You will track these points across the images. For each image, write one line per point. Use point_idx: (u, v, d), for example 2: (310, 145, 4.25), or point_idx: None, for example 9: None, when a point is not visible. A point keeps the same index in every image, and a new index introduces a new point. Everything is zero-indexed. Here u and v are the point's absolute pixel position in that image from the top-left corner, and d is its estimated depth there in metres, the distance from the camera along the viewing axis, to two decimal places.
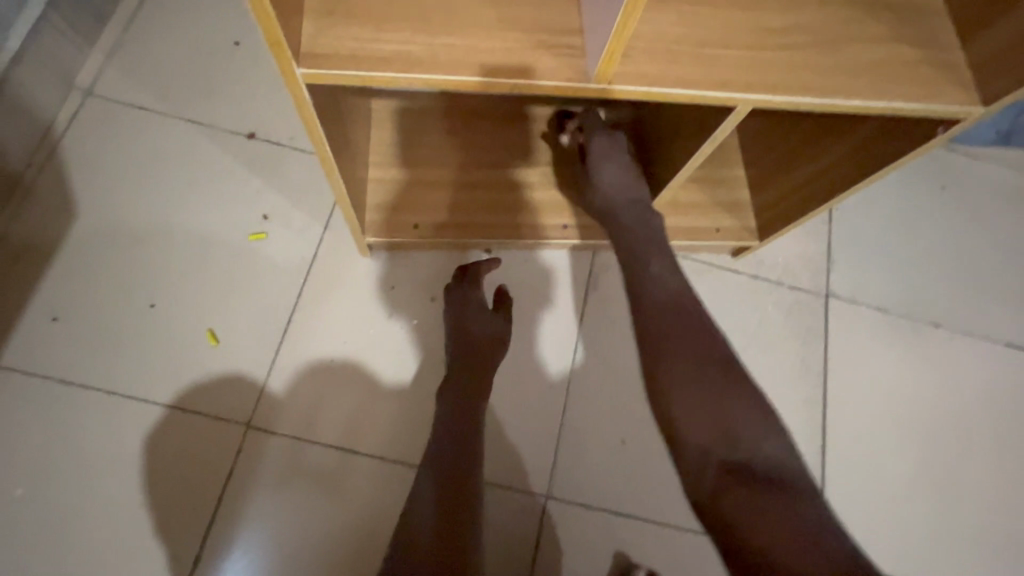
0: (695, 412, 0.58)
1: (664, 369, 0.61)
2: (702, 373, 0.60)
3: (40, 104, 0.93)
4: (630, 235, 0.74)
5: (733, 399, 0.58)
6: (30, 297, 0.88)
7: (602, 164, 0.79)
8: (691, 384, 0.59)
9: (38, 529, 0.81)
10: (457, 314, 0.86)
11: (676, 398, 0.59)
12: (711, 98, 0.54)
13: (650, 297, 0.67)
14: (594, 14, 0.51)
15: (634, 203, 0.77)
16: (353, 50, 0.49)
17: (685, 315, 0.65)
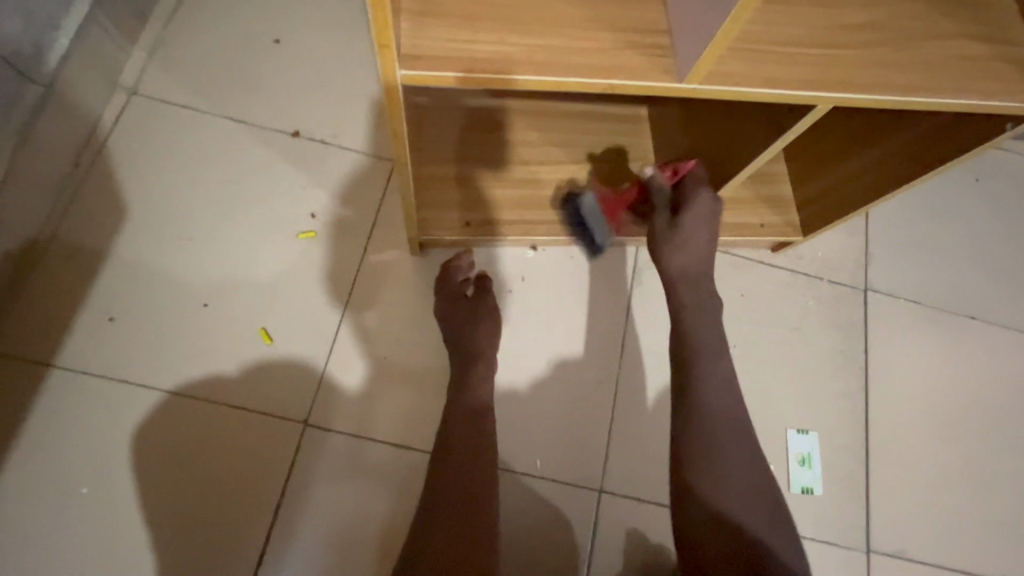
0: (716, 487, 0.67)
1: (705, 440, 0.70)
2: (736, 459, 0.69)
3: (88, 103, 0.93)
4: (692, 309, 0.78)
5: (747, 491, 0.68)
6: (85, 296, 0.88)
7: (692, 222, 0.80)
8: (723, 466, 0.68)
9: (102, 527, 0.82)
10: (450, 312, 0.86)
11: (707, 470, 0.68)
12: (796, 96, 0.54)
13: (703, 366, 0.75)
14: (683, 14, 0.52)
15: (701, 285, 0.80)
16: (449, 52, 0.49)
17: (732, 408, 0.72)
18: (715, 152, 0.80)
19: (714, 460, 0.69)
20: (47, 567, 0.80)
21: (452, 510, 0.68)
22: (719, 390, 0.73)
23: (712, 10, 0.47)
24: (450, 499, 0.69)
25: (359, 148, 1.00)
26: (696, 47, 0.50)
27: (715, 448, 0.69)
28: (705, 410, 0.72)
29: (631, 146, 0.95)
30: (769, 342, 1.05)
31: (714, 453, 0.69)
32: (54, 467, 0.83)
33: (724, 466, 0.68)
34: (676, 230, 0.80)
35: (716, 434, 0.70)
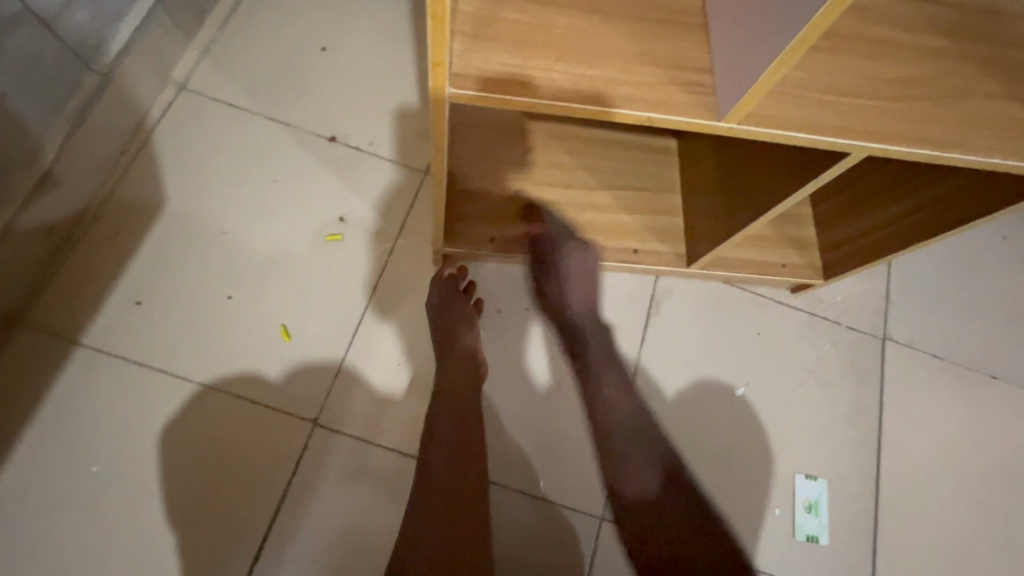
0: (621, 456, 0.70)
1: (612, 444, 0.71)
2: (631, 434, 0.71)
3: (140, 94, 0.97)
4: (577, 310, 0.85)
5: (654, 471, 0.68)
6: (117, 278, 0.91)
7: (573, 278, 0.86)
8: (629, 465, 0.69)
9: (108, 506, 0.83)
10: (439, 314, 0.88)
11: (617, 449, 0.70)
12: (831, 142, 0.56)
13: (598, 382, 0.78)
14: (725, 55, 0.53)
15: (595, 325, 0.84)
16: (498, 74, 0.52)
17: (620, 388, 0.77)
18: (737, 189, 0.81)
19: (616, 451, 0.70)
20: (50, 542, 0.80)
21: (445, 507, 0.67)
22: (612, 396, 0.76)
23: (757, 54, 0.49)
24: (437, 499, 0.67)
25: (392, 156, 1.03)
26: (739, 87, 0.51)
27: (614, 434, 0.72)
28: (596, 410, 0.75)
29: (657, 177, 0.98)
30: (783, 383, 1.05)
31: (616, 437, 0.71)
32: (68, 442, 0.84)
33: (630, 449, 0.70)
34: (554, 274, 0.86)
35: (615, 415, 0.74)
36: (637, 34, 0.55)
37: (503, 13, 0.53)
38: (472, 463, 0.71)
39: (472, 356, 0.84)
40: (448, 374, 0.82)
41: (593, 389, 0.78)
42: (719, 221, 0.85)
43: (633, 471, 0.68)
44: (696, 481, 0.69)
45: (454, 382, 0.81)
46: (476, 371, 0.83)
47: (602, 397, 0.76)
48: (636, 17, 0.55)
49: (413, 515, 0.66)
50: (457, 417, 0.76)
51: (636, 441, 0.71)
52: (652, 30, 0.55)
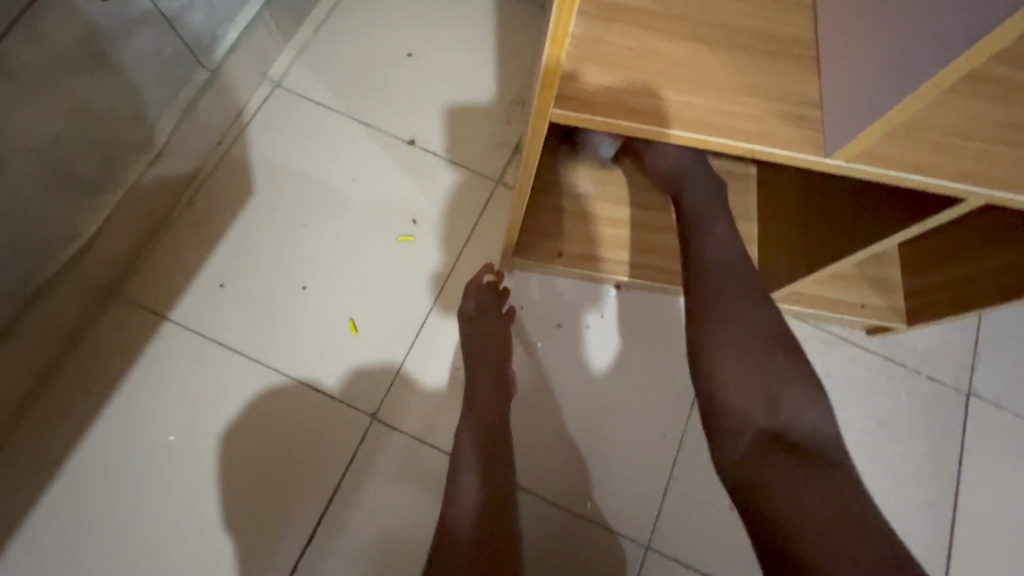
0: (727, 342, 0.65)
1: (719, 316, 0.66)
2: (747, 347, 0.64)
3: (239, 90, 1.03)
4: (694, 193, 0.78)
5: (764, 356, 0.64)
6: (205, 260, 0.97)
7: (664, 149, 0.80)
8: (732, 349, 0.64)
9: (179, 474, 0.88)
10: (478, 321, 0.89)
11: (721, 332, 0.65)
12: (950, 185, 0.53)
13: (706, 228, 0.74)
14: (837, 91, 0.51)
15: (687, 178, 0.79)
16: (600, 97, 0.52)
17: (734, 287, 0.68)
18: (822, 226, 0.78)
19: (729, 379, 0.63)
20: (126, 502, 0.86)
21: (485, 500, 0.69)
22: (719, 251, 0.72)
23: (879, 93, 0.46)
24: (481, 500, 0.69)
25: (466, 163, 1.05)
26: (853, 125, 0.49)
27: (716, 350, 0.65)
28: (715, 306, 0.67)
29: (735, 203, 0.95)
30: (852, 430, 0.99)
31: (719, 362, 0.64)
32: (148, 410, 0.90)
33: (746, 377, 0.62)
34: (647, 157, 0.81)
35: (727, 326, 0.65)
36: (744, 64, 0.53)
37: (610, 35, 0.53)
38: (502, 482, 0.73)
39: (501, 378, 0.86)
40: (475, 392, 0.83)
41: (711, 252, 0.71)
42: (799, 256, 0.82)
43: (741, 360, 0.63)
44: (811, 412, 0.61)
45: (484, 404, 0.81)
46: (504, 393, 0.84)
47: (723, 300, 0.67)
48: (745, 46, 0.54)
49: (445, 516, 0.68)
50: (488, 437, 0.78)
51: (754, 371, 0.63)
52: (761, 60, 0.54)
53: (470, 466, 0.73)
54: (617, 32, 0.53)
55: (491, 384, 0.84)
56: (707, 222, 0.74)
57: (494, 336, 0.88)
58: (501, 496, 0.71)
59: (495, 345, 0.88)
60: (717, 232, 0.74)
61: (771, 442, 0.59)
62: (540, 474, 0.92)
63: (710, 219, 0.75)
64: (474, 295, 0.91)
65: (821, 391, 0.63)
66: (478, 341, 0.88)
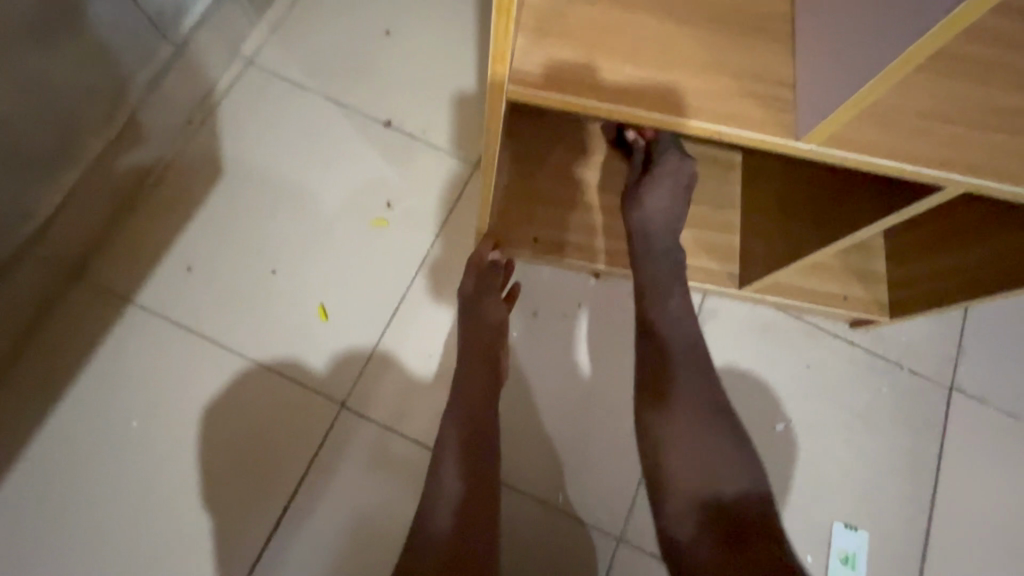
0: (670, 417, 0.66)
1: (666, 391, 0.68)
2: (691, 423, 0.66)
3: (209, 67, 0.99)
4: (654, 247, 0.76)
5: (705, 434, 0.65)
6: (171, 243, 0.94)
7: (657, 191, 0.76)
8: (676, 422, 0.66)
9: (144, 461, 0.86)
10: (474, 305, 0.85)
11: (665, 407, 0.67)
12: (925, 173, 0.50)
13: (659, 305, 0.73)
14: (811, 70, 0.49)
15: (671, 229, 0.76)
16: (560, 73, 0.49)
17: (683, 362, 0.69)
18: (803, 214, 0.75)
19: (663, 422, 0.66)
20: (89, 488, 0.85)
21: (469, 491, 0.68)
22: (672, 325, 0.72)
23: (850, 71, 0.44)
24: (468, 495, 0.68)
25: (444, 147, 1.02)
26: (824, 106, 0.47)
27: (658, 427, 0.67)
28: (663, 380, 0.69)
29: (716, 191, 0.92)
30: (831, 423, 0.98)
31: (661, 435, 0.66)
32: (113, 394, 0.88)
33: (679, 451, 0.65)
34: (639, 194, 0.76)
35: (672, 401, 0.67)
36: (714, 41, 0.50)
37: (573, 7, 0.50)
38: (483, 482, 0.70)
39: (494, 368, 0.82)
40: (460, 383, 0.79)
41: (665, 328, 0.72)
42: (779, 245, 0.80)
43: (681, 435, 0.65)
44: (750, 491, 0.62)
45: (474, 388, 0.78)
46: (494, 384, 0.80)
47: (671, 374, 0.69)
48: (716, 21, 0.51)
49: (422, 518, 0.65)
50: (472, 433, 0.73)
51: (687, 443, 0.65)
52: (733, 37, 0.51)
53: (450, 465, 0.69)
54: (580, 5, 0.50)
55: (483, 371, 0.80)
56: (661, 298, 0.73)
57: (490, 324, 0.84)
58: (480, 498, 0.68)
59: (488, 331, 0.83)
60: (673, 293, 0.74)
61: (707, 523, 0.61)
62: (512, 465, 0.90)
63: (664, 289, 0.74)
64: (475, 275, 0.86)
65: (760, 470, 0.64)
66: (471, 326, 0.84)
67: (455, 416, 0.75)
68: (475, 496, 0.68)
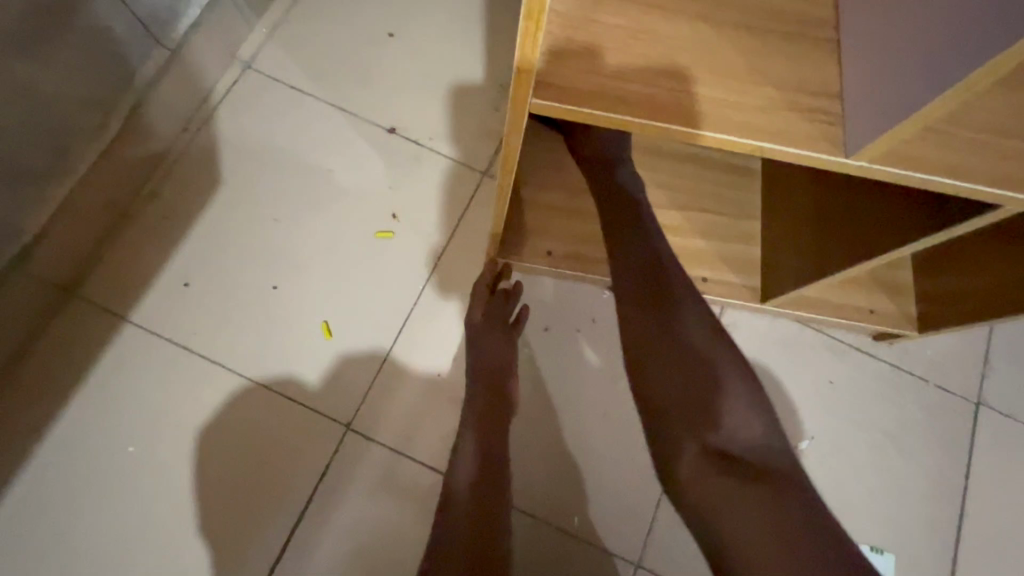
0: (661, 352, 0.60)
1: (650, 324, 0.62)
2: (683, 351, 0.59)
3: (205, 73, 0.95)
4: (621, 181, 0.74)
5: (703, 363, 0.58)
6: (168, 257, 0.90)
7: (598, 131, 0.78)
8: (666, 354, 0.59)
9: (141, 486, 0.82)
10: (481, 330, 0.83)
11: (651, 340, 0.61)
12: (984, 194, 0.46)
13: (635, 236, 0.69)
14: (861, 83, 0.45)
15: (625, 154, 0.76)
16: (590, 86, 0.45)
17: (668, 294, 0.63)
18: (835, 228, 0.72)
19: (653, 359, 0.60)
20: (83, 517, 0.81)
21: (473, 490, 0.66)
22: (652, 259, 0.66)
23: (913, 85, 0.40)
24: (466, 499, 0.64)
25: (451, 154, 0.98)
26: (879, 122, 0.43)
27: (647, 362, 0.60)
28: (646, 314, 0.63)
29: (736, 203, 0.89)
30: (855, 440, 0.94)
31: (650, 368, 0.60)
32: (107, 416, 0.84)
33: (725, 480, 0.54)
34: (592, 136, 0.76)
35: (657, 332, 0.61)
36: (754, 50, 0.47)
37: (602, 14, 0.46)
38: (500, 493, 0.67)
39: (503, 399, 0.79)
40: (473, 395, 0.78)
41: (639, 257, 0.67)
42: (808, 260, 0.76)
43: (676, 370, 0.59)
44: (757, 424, 0.56)
45: (484, 414, 0.76)
46: (503, 408, 0.78)
47: (654, 305, 0.63)
48: (757, 28, 0.47)
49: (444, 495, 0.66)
50: (488, 442, 0.72)
51: (692, 391, 0.57)
52: (775, 47, 0.47)
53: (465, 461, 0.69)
54: (609, 12, 0.46)
55: (488, 400, 0.77)
56: (637, 231, 0.69)
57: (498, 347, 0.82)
58: (495, 505, 0.65)
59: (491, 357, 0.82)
60: (643, 224, 0.70)
61: (709, 459, 0.55)
62: (525, 488, 0.87)
63: (639, 228, 0.69)
64: (479, 301, 0.85)
65: (768, 402, 0.57)
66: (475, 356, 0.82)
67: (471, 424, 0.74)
68: (485, 505, 0.64)
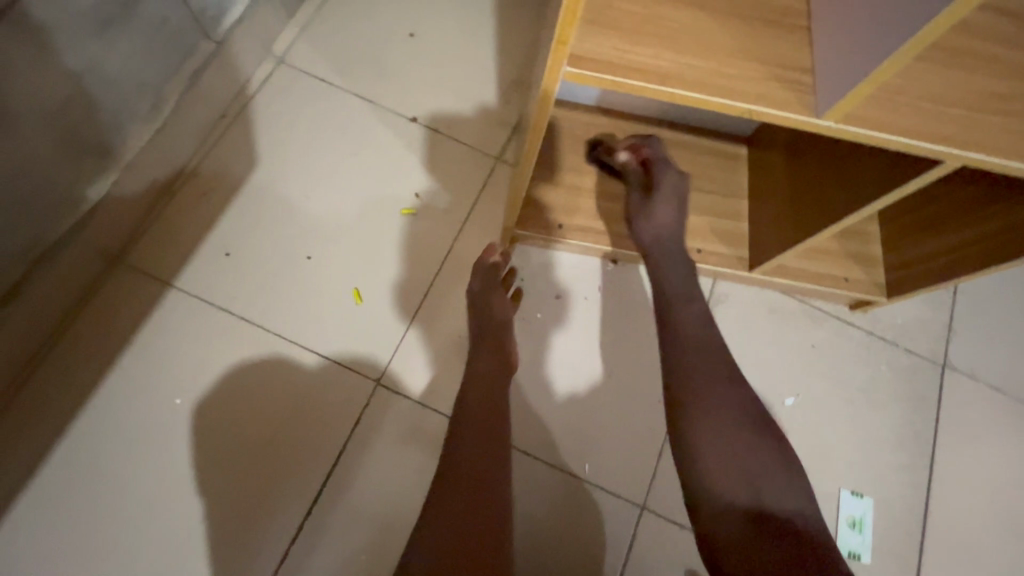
0: (712, 428, 0.66)
1: (697, 391, 0.68)
2: (733, 426, 0.66)
3: (243, 65, 1.04)
4: (664, 254, 0.81)
5: (745, 440, 0.65)
6: (210, 231, 0.98)
7: (661, 206, 0.82)
8: (708, 424, 0.66)
9: (188, 436, 0.90)
10: (487, 293, 0.89)
11: (698, 408, 0.67)
12: (928, 149, 0.57)
13: (682, 309, 0.75)
14: (826, 58, 0.55)
15: (670, 245, 0.81)
16: (609, 58, 0.55)
17: (717, 366, 0.70)
18: (812, 198, 0.82)
19: (700, 442, 0.65)
20: (134, 464, 0.88)
21: (481, 460, 0.67)
22: (698, 333, 0.73)
23: (866, 55, 0.50)
24: (466, 477, 0.65)
25: (467, 141, 1.08)
26: (841, 88, 0.53)
27: (695, 428, 0.66)
28: (689, 384, 0.68)
29: (725, 182, 1.00)
30: (835, 398, 1.04)
31: (699, 433, 0.66)
32: (156, 374, 0.91)
33: (716, 464, 0.64)
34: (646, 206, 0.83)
35: (705, 402, 0.67)
36: (740, 31, 0.57)
37: (616, 1, 0.56)
38: (492, 534, 0.62)
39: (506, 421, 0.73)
40: (463, 419, 0.72)
41: (679, 340, 0.72)
42: (789, 229, 0.87)
43: (715, 433, 0.65)
44: (789, 496, 0.63)
45: (482, 374, 0.79)
46: (503, 363, 0.82)
47: (700, 375, 0.69)
48: (743, 13, 0.57)
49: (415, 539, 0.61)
50: (481, 471, 0.66)
51: (733, 455, 0.64)
52: (756, 29, 0.57)
53: (448, 499, 0.63)
54: (622, 0, 0.56)
55: (489, 383, 0.78)
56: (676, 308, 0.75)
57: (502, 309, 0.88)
58: (478, 553, 0.60)
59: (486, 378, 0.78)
60: (694, 300, 0.76)
61: (743, 521, 0.62)
62: (538, 438, 0.96)
63: (676, 300, 0.76)
64: (483, 266, 0.92)
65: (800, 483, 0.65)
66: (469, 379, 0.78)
67: (464, 456, 0.67)
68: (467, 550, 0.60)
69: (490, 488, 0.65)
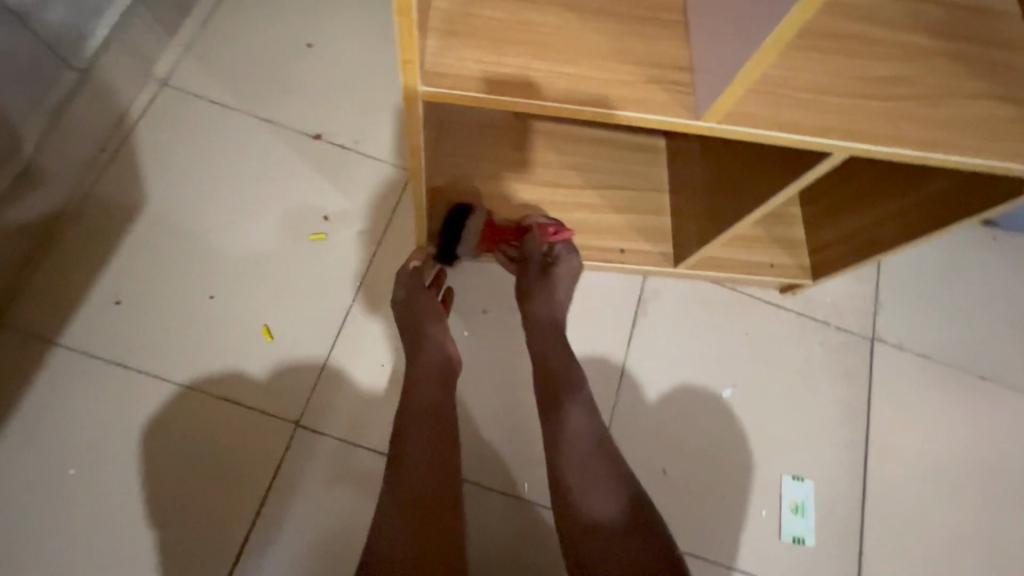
0: (569, 449, 0.71)
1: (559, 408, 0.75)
2: (582, 447, 0.71)
3: (120, 91, 0.95)
4: (539, 309, 0.87)
5: (595, 459, 0.70)
6: (97, 277, 0.90)
7: (559, 288, 0.88)
8: (563, 439, 0.72)
9: (90, 504, 0.82)
10: (414, 299, 0.85)
11: (555, 428, 0.73)
12: (816, 143, 0.55)
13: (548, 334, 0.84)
14: (703, 54, 0.53)
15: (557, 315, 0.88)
16: (473, 71, 0.51)
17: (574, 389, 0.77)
18: (724, 192, 0.81)
19: (564, 456, 0.71)
20: (29, 543, 0.80)
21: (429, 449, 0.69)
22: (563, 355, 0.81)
23: (734, 53, 0.48)
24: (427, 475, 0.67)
25: (379, 155, 1.02)
26: (717, 87, 0.50)
27: (559, 447, 0.72)
28: (557, 401, 0.76)
29: (644, 176, 0.98)
30: (773, 383, 1.04)
31: (560, 450, 0.71)
32: (48, 441, 0.83)
33: (584, 480, 0.68)
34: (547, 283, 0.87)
35: (561, 420, 0.74)
36: (614, 33, 0.54)
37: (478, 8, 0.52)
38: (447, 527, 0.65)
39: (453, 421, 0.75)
40: (410, 418, 0.72)
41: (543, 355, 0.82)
42: (706, 221, 0.86)
43: (570, 453, 0.71)
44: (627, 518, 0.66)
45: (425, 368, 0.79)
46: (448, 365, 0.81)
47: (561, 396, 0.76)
48: (616, 11, 0.54)
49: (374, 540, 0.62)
50: (436, 488, 0.67)
51: (582, 472, 0.69)
52: (632, 29, 0.54)
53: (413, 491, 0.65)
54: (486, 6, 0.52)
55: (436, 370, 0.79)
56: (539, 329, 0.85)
57: (433, 308, 0.85)
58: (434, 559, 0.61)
59: (435, 380, 0.77)
60: (547, 324, 0.85)
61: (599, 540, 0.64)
62: (476, 460, 0.92)
63: (540, 333, 0.85)
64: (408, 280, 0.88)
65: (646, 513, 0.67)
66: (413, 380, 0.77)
67: (413, 461, 0.68)
68: (430, 550, 0.61)
69: (448, 507, 0.66)
